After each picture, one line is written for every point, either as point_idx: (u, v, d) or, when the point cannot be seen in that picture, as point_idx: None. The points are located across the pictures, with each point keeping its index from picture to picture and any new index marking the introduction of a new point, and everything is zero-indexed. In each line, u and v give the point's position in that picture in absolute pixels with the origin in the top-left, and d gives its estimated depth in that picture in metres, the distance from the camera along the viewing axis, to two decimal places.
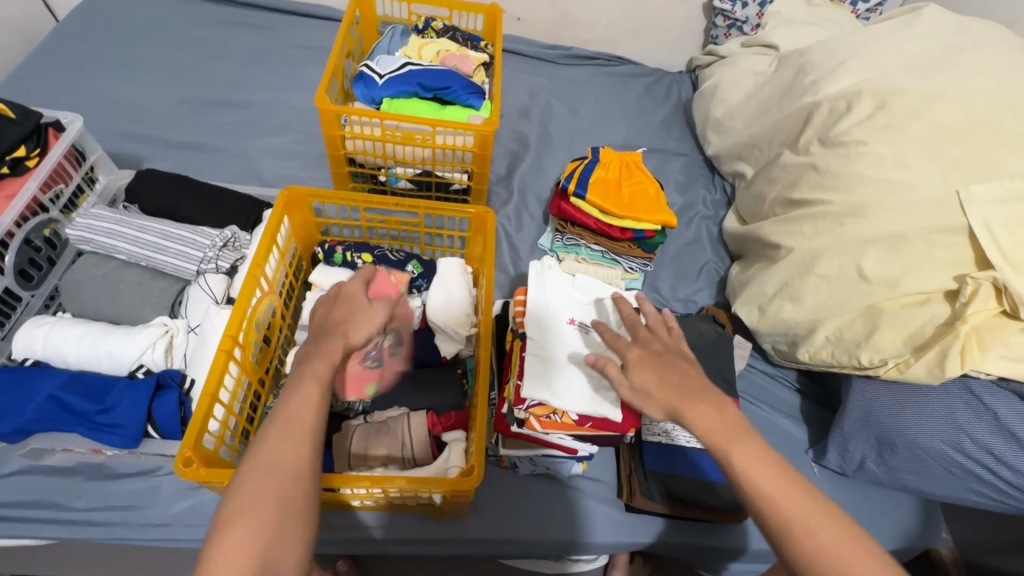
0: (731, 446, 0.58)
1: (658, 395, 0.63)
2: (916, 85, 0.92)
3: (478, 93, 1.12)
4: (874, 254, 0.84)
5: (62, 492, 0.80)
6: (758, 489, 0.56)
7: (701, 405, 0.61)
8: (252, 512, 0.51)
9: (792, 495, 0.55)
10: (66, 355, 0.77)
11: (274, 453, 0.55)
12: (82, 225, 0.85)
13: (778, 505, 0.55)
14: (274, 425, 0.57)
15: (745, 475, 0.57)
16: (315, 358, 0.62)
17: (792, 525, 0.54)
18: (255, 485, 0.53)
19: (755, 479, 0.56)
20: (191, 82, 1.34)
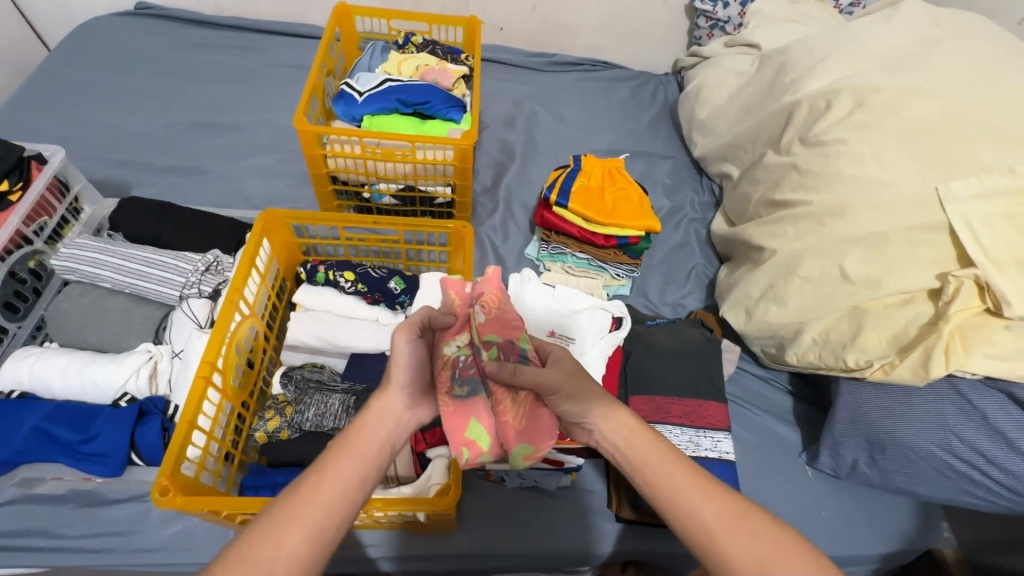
0: (648, 451, 0.55)
1: (575, 395, 0.57)
2: (893, 82, 0.91)
3: (458, 107, 1.13)
4: (856, 254, 0.83)
5: (52, 521, 0.80)
6: (674, 491, 0.52)
7: (621, 410, 0.57)
8: (270, 560, 0.44)
9: (714, 492, 0.51)
10: (50, 385, 0.78)
11: (328, 494, 0.48)
12: (66, 255, 0.86)
13: (694, 506, 0.50)
14: (338, 456, 0.50)
15: (660, 478, 0.53)
16: (394, 395, 0.56)
17: (708, 531, 0.49)
18: (291, 526, 0.46)
19: (671, 483, 0.52)
20: (178, 107, 1.36)
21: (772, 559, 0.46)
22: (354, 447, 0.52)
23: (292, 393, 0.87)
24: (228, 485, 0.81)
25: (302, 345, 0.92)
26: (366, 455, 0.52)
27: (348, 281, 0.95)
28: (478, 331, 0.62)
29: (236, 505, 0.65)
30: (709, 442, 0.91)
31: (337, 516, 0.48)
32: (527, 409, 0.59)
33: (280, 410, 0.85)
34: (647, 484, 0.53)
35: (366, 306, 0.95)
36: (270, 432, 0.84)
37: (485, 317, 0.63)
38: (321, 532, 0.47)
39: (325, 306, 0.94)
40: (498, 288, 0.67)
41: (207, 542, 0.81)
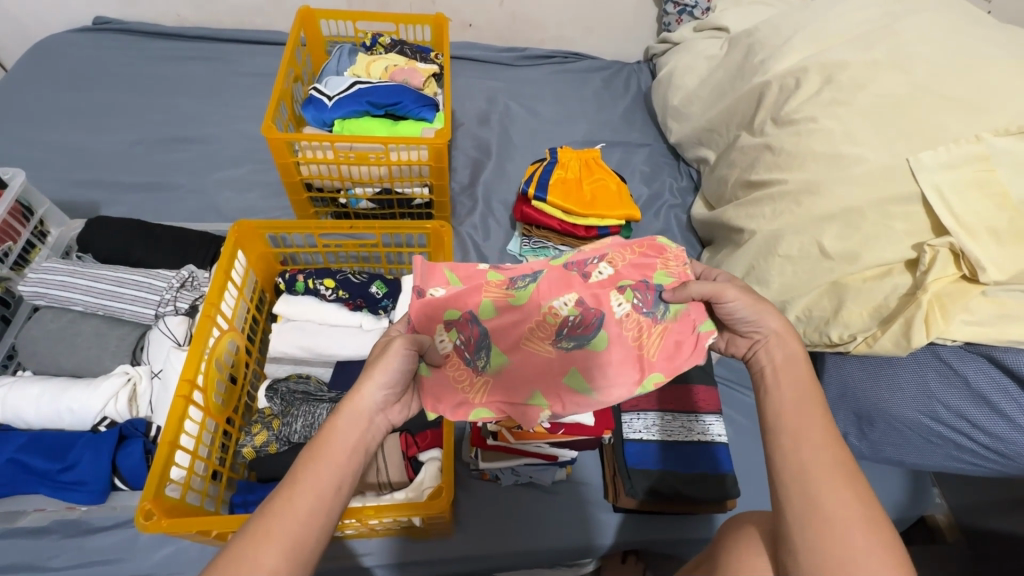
0: (799, 384, 0.53)
1: (760, 304, 0.59)
2: (859, 58, 0.92)
3: (430, 106, 1.11)
4: (833, 230, 0.84)
5: (37, 553, 0.78)
6: (799, 417, 0.50)
7: (797, 336, 0.57)
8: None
9: (836, 444, 0.48)
10: (26, 416, 0.76)
11: (300, 505, 0.47)
12: (33, 279, 0.83)
13: (814, 444, 0.48)
14: (313, 462, 0.49)
15: (794, 404, 0.51)
16: (369, 392, 0.56)
17: (817, 466, 0.46)
18: (271, 537, 0.44)
19: (807, 413, 0.50)
20: (143, 122, 1.33)
21: (856, 522, 0.43)
22: (327, 453, 0.50)
23: (279, 405, 0.86)
24: (217, 504, 0.79)
25: (286, 357, 0.91)
26: (342, 456, 0.51)
27: (328, 288, 0.93)
28: (614, 279, 0.68)
29: (223, 523, 0.64)
30: (702, 426, 0.91)
31: (314, 526, 0.46)
32: (677, 344, 0.64)
33: (267, 424, 0.84)
34: (782, 403, 0.52)
35: (347, 313, 0.94)
36: (257, 447, 0.83)
37: (609, 275, 0.68)
38: (299, 543, 0.45)
39: (306, 316, 0.93)
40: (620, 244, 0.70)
41: (200, 563, 0.79)
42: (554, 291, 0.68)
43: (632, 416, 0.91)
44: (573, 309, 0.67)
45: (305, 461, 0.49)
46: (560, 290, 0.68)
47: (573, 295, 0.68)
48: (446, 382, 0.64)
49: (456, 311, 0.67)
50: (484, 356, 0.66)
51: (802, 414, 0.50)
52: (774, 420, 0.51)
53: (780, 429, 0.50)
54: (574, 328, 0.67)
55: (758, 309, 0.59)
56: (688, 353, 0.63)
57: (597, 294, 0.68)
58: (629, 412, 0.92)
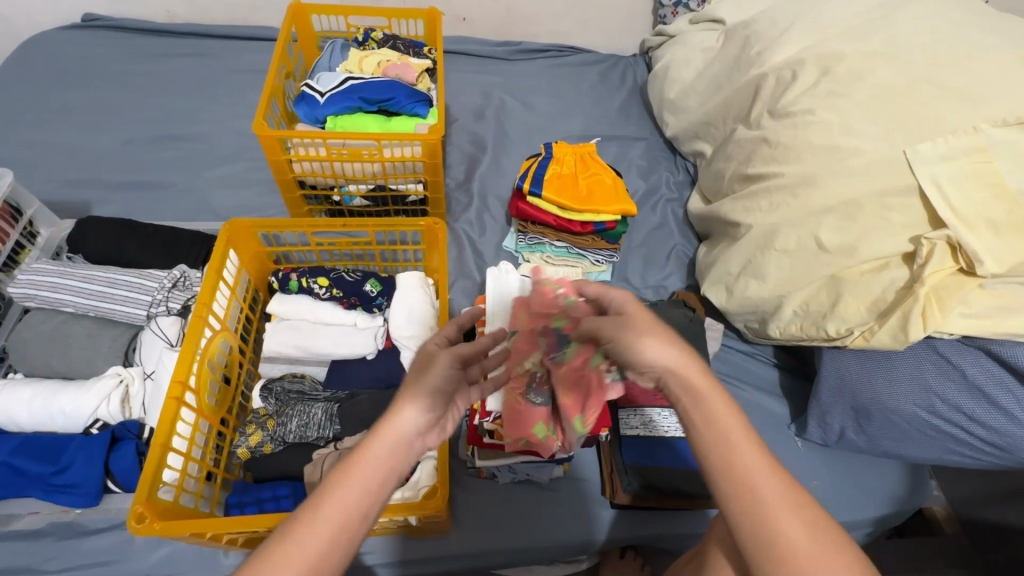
0: (717, 411, 0.49)
1: (647, 333, 0.53)
2: (856, 49, 0.91)
3: (424, 101, 1.10)
4: (830, 223, 0.83)
5: (32, 556, 0.78)
6: (733, 455, 0.47)
7: (695, 361, 0.51)
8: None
9: (771, 472, 0.46)
10: (18, 418, 0.76)
11: (304, 546, 0.44)
12: (24, 281, 0.82)
13: (752, 484, 0.46)
14: (328, 495, 0.46)
15: (720, 439, 0.48)
16: (406, 414, 0.50)
17: (766, 505, 0.45)
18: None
19: (737, 448, 0.47)
20: (135, 120, 1.31)
21: (815, 555, 0.43)
22: (348, 487, 0.46)
23: (274, 405, 0.85)
24: (213, 505, 0.79)
25: (280, 356, 0.90)
26: (367, 484, 0.47)
27: (322, 287, 0.92)
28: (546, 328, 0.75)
29: (218, 525, 0.63)
30: None
31: (320, 570, 0.44)
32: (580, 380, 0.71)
33: (262, 424, 0.83)
34: (709, 443, 0.48)
35: (341, 312, 0.93)
36: (252, 447, 0.82)
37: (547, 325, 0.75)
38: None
39: (300, 315, 0.92)
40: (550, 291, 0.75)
41: (196, 563, 0.79)
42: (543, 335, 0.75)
43: (629, 412, 0.90)
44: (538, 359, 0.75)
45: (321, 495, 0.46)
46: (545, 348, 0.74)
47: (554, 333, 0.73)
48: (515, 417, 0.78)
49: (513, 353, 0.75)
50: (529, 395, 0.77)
51: (736, 451, 0.47)
52: (707, 465, 0.48)
53: (716, 473, 0.47)
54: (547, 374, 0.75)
55: (643, 346, 0.52)
56: (592, 400, 0.72)
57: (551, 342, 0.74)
58: (626, 408, 0.91)
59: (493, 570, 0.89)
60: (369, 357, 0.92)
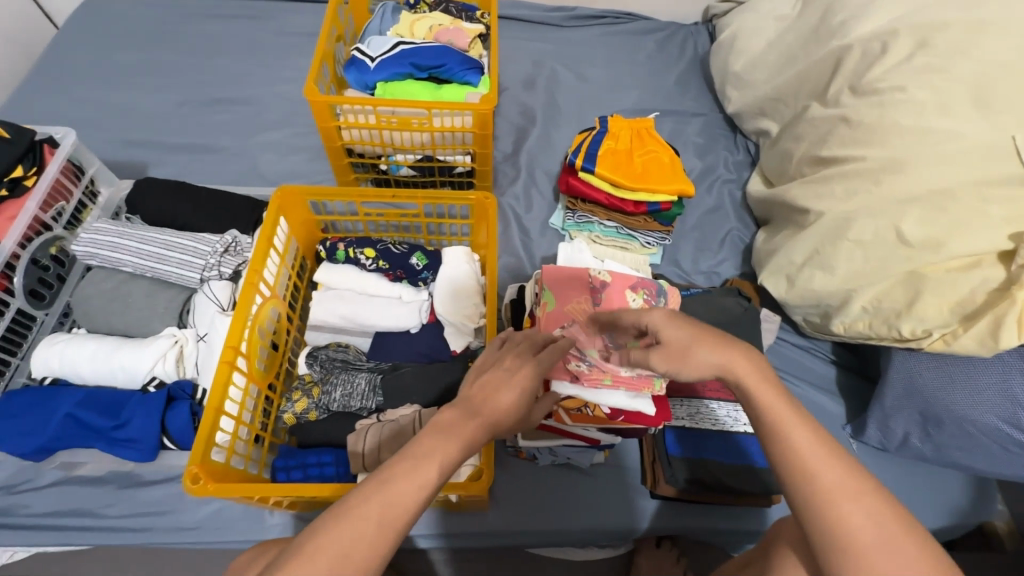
0: (778, 407, 0.49)
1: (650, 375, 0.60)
2: (962, 17, 0.81)
3: (475, 68, 1.06)
4: (915, 214, 0.76)
5: (96, 501, 0.82)
6: (828, 488, 0.44)
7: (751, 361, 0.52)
8: (332, 548, 0.43)
9: (866, 498, 0.44)
10: (81, 372, 0.79)
11: (394, 496, 0.46)
12: (86, 240, 0.85)
13: (850, 521, 0.43)
14: (427, 453, 0.49)
15: (811, 464, 0.46)
16: (505, 391, 0.57)
17: (863, 542, 0.42)
18: (366, 516, 0.45)
19: (824, 477, 0.45)
20: (188, 83, 1.32)
21: None
22: (441, 446, 0.50)
23: (319, 372, 0.87)
24: (261, 468, 0.81)
25: (326, 325, 0.91)
26: (448, 450, 0.50)
27: (368, 258, 0.93)
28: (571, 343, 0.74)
29: (268, 491, 0.64)
30: None
31: (398, 517, 0.46)
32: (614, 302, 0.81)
33: (308, 391, 0.84)
34: (792, 465, 0.46)
35: (388, 283, 0.92)
36: (298, 413, 0.84)
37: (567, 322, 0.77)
38: (391, 526, 0.45)
39: (345, 285, 0.92)
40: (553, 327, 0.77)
41: (244, 520, 0.82)
42: (623, 284, 0.84)
43: (676, 402, 0.88)
44: (642, 297, 0.82)
45: (423, 454, 0.49)
46: (621, 303, 0.80)
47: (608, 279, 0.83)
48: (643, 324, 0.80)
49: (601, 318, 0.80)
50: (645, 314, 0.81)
51: (821, 474, 0.45)
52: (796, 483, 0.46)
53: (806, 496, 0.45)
54: (641, 306, 0.81)
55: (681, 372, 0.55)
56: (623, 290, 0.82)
57: (638, 280, 0.84)
58: (673, 398, 0.88)
59: (526, 550, 0.90)
60: (413, 331, 0.91)
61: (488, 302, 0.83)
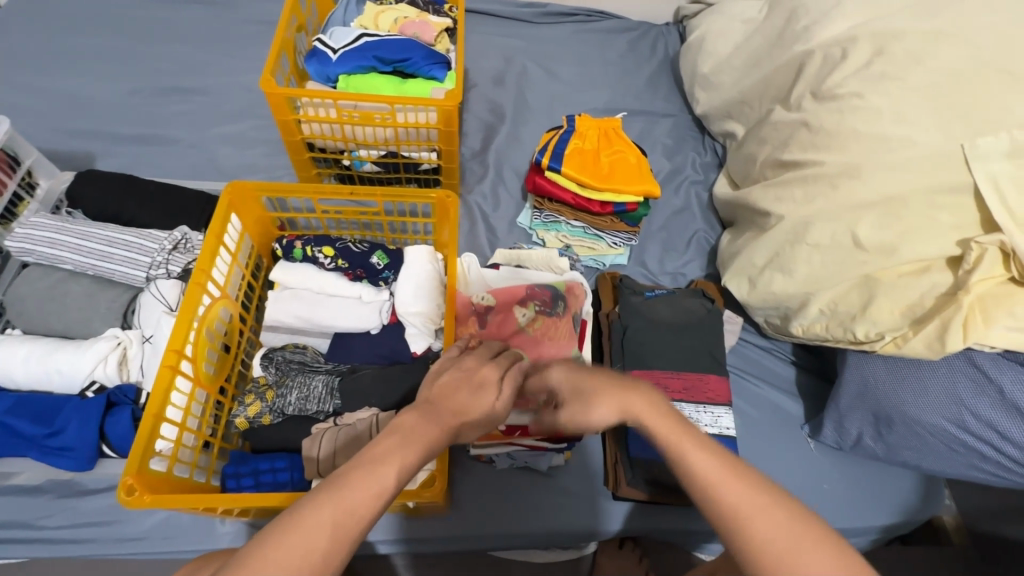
0: (681, 441, 0.48)
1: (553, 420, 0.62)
2: (917, 26, 0.83)
3: (441, 63, 1.04)
4: (870, 219, 0.77)
5: (31, 512, 0.78)
6: (736, 507, 0.44)
7: (647, 398, 0.51)
8: (285, 555, 0.41)
9: (768, 512, 0.44)
10: (13, 376, 0.74)
11: (349, 500, 0.45)
12: (21, 235, 0.80)
13: (765, 533, 0.43)
14: (386, 456, 0.48)
15: (710, 489, 0.46)
16: (481, 393, 0.55)
17: (774, 562, 0.42)
18: (321, 521, 0.43)
19: (732, 497, 0.45)
20: (141, 70, 1.26)
21: None
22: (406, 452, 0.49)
23: (274, 375, 0.84)
24: (209, 475, 0.78)
25: (282, 326, 0.88)
26: (412, 456, 0.49)
27: (327, 257, 0.90)
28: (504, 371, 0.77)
29: (214, 501, 0.62)
30: (710, 417, 0.87)
31: (353, 526, 0.44)
32: (508, 326, 0.84)
33: (261, 394, 0.82)
34: (700, 489, 0.46)
35: (347, 283, 0.90)
36: (251, 418, 0.81)
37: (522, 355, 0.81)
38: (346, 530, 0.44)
39: (304, 285, 0.89)
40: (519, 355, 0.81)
41: (193, 529, 0.79)
42: (510, 298, 0.88)
43: None
44: (532, 309, 0.84)
45: (382, 457, 0.48)
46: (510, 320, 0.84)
47: (490, 300, 0.87)
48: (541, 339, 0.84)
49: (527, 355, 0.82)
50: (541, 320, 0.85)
51: (731, 494, 0.45)
52: (712, 510, 0.45)
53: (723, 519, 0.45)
54: (534, 317, 0.84)
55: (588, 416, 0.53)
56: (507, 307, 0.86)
57: (526, 291, 0.87)
58: None
59: (490, 553, 0.89)
60: (374, 331, 0.89)
61: (448, 308, 0.79)
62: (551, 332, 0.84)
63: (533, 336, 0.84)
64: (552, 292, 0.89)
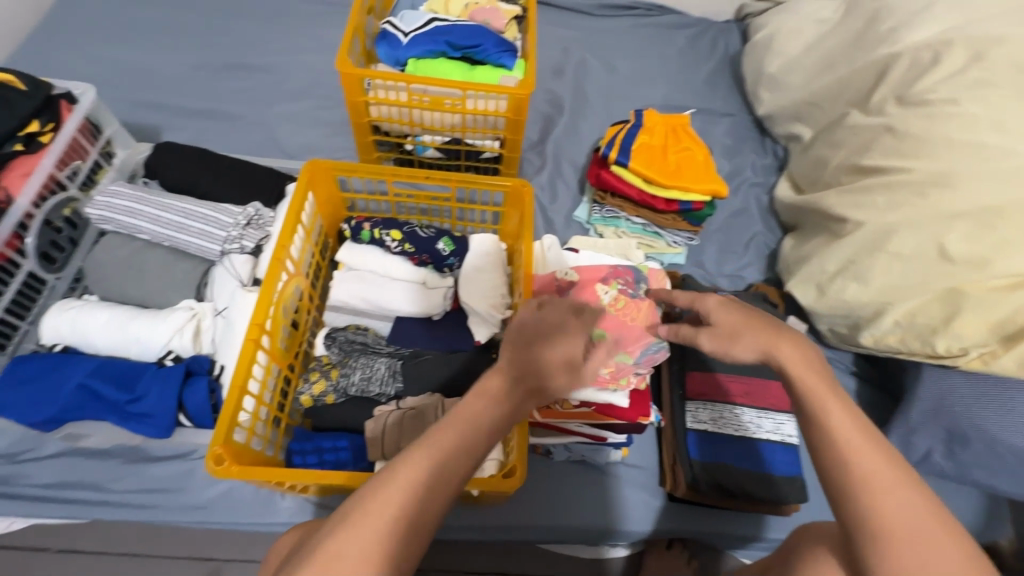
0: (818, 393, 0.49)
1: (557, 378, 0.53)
2: (1021, 33, 0.80)
3: (511, 51, 1.03)
4: (961, 230, 0.75)
5: (102, 475, 0.80)
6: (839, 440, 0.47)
7: (807, 362, 0.52)
8: (379, 502, 0.43)
9: (877, 452, 0.46)
10: (93, 341, 0.75)
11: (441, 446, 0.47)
12: (102, 202, 0.81)
13: (866, 461, 0.45)
14: (469, 407, 0.50)
15: (850, 449, 0.46)
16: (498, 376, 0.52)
17: (900, 533, 0.42)
18: (418, 464, 0.46)
19: (844, 439, 0.47)
20: (206, 46, 1.27)
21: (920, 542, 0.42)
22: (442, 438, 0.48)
23: (337, 354, 0.84)
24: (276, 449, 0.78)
25: (346, 307, 0.89)
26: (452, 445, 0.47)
27: (394, 240, 0.89)
28: None
29: (292, 477, 0.62)
30: (771, 423, 0.86)
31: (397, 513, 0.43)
32: (588, 307, 0.76)
33: (326, 372, 0.82)
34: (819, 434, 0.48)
35: (412, 268, 0.89)
36: (315, 396, 0.81)
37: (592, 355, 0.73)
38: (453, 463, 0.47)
39: (367, 267, 0.89)
40: None
41: (255, 502, 0.80)
42: (594, 278, 0.80)
43: (698, 406, 0.87)
44: (615, 288, 0.77)
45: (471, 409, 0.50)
46: (591, 298, 0.77)
47: (574, 277, 0.79)
48: (623, 319, 0.75)
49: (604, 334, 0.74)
50: (620, 301, 0.76)
51: (836, 432, 0.47)
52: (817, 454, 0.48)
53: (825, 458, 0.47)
54: (616, 295, 0.77)
55: (730, 349, 0.56)
56: (586, 287, 0.78)
57: (609, 270, 0.80)
58: (695, 401, 0.87)
59: (536, 545, 0.87)
60: (436, 317, 0.89)
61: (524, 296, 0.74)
62: (633, 314, 0.75)
63: (612, 316, 0.75)
64: (634, 275, 0.81)
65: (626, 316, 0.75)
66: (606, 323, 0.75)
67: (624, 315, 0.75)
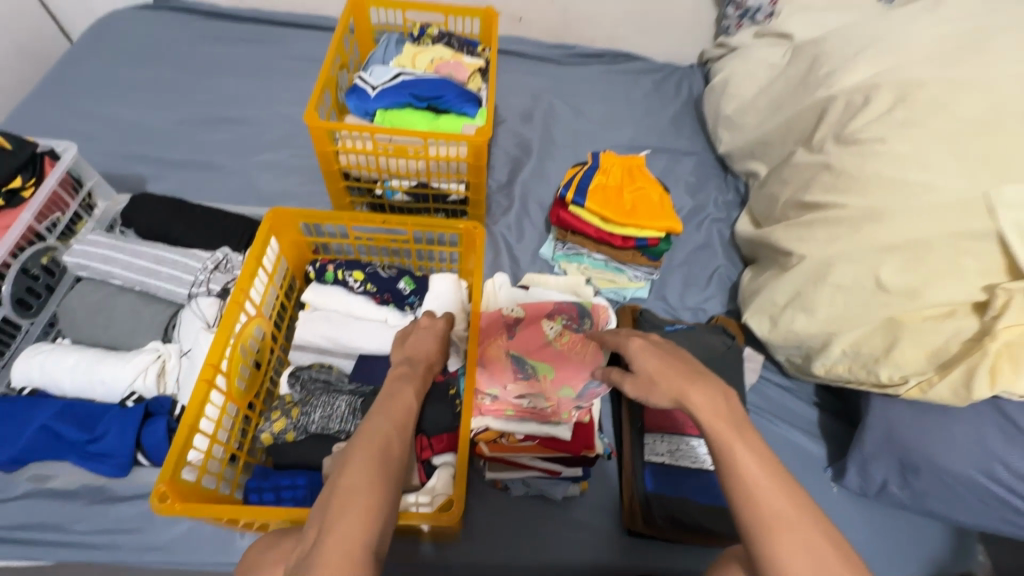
0: (723, 432, 0.52)
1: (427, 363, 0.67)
2: (941, 76, 0.85)
3: (473, 101, 1.09)
4: (894, 262, 0.78)
5: (65, 516, 0.81)
6: (748, 481, 0.49)
7: (718, 404, 0.54)
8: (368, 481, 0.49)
9: (782, 495, 0.48)
10: (61, 384, 0.79)
11: (379, 428, 0.54)
12: (78, 251, 0.85)
13: (769, 503, 0.48)
14: (399, 393, 0.59)
15: (755, 488, 0.49)
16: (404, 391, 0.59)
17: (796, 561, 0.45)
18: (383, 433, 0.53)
19: (750, 477, 0.49)
20: (194, 101, 1.35)
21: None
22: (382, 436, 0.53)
23: (300, 394, 0.86)
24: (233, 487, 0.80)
25: (311, 345, 0.91)
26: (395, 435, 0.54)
27: (357, 281, 0.93)
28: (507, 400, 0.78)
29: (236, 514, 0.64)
30: None
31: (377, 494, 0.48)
32: (533, 343, 0.83)
33: (286, 411, 0.84)
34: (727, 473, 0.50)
35: (374, 306, 0.93)
36: (275, 434, 0.83)
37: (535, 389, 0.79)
38: (403, 432, 0.55)
39: (332, 306, 0.93)
40: (531, 386, 0.79)
41: (213, 542, 0.81)
42: (540, 312, 0.86)
43: (655, 438, 0.87)
44: (560, 323, 0.84)
45: (392, 394, 0.58)
46: (537, 333, 0.83)
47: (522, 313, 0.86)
48: (564, 353, 0.82)
49: (548, 369, 0.80)
50: (563, 336, 0.83)
51: (745, 471, 0.50)
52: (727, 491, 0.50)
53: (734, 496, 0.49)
54: (561, 331, 0.84)
55: (650, 397, 0.59)
56: (532, 323, 0.85)
57: (555, 306, 0.86)
58: (653, 433, 0.87)
59: None
60: None
61: (471, 333, 0.78)
62: (575, 348, 0.82)
63: (556, 350, 0.82)
64: (580, 309, 0.87)
65: (569, 350, 0.82)
66: (549, 358, 0.81)
67: (567, 348, 0.82)
